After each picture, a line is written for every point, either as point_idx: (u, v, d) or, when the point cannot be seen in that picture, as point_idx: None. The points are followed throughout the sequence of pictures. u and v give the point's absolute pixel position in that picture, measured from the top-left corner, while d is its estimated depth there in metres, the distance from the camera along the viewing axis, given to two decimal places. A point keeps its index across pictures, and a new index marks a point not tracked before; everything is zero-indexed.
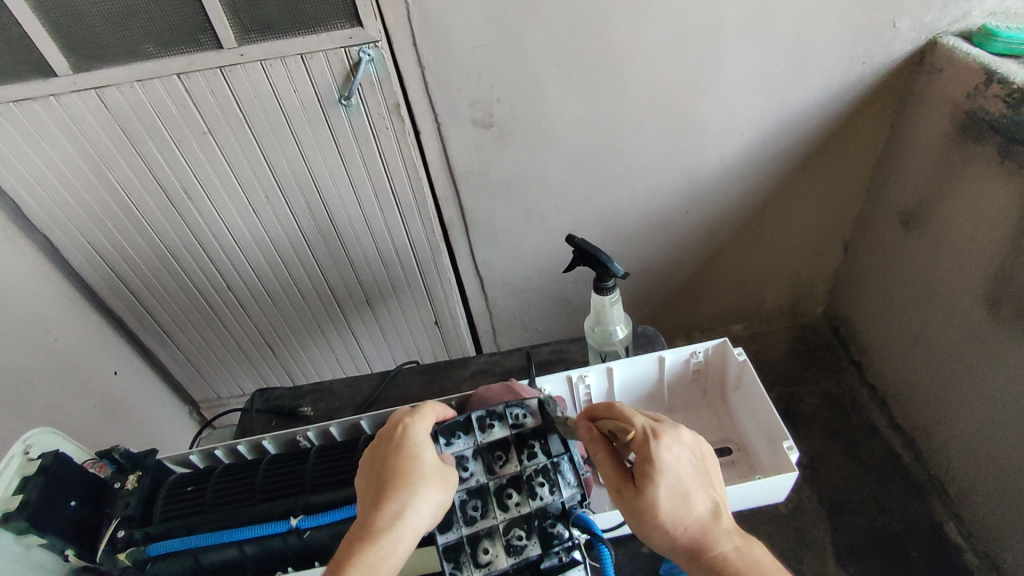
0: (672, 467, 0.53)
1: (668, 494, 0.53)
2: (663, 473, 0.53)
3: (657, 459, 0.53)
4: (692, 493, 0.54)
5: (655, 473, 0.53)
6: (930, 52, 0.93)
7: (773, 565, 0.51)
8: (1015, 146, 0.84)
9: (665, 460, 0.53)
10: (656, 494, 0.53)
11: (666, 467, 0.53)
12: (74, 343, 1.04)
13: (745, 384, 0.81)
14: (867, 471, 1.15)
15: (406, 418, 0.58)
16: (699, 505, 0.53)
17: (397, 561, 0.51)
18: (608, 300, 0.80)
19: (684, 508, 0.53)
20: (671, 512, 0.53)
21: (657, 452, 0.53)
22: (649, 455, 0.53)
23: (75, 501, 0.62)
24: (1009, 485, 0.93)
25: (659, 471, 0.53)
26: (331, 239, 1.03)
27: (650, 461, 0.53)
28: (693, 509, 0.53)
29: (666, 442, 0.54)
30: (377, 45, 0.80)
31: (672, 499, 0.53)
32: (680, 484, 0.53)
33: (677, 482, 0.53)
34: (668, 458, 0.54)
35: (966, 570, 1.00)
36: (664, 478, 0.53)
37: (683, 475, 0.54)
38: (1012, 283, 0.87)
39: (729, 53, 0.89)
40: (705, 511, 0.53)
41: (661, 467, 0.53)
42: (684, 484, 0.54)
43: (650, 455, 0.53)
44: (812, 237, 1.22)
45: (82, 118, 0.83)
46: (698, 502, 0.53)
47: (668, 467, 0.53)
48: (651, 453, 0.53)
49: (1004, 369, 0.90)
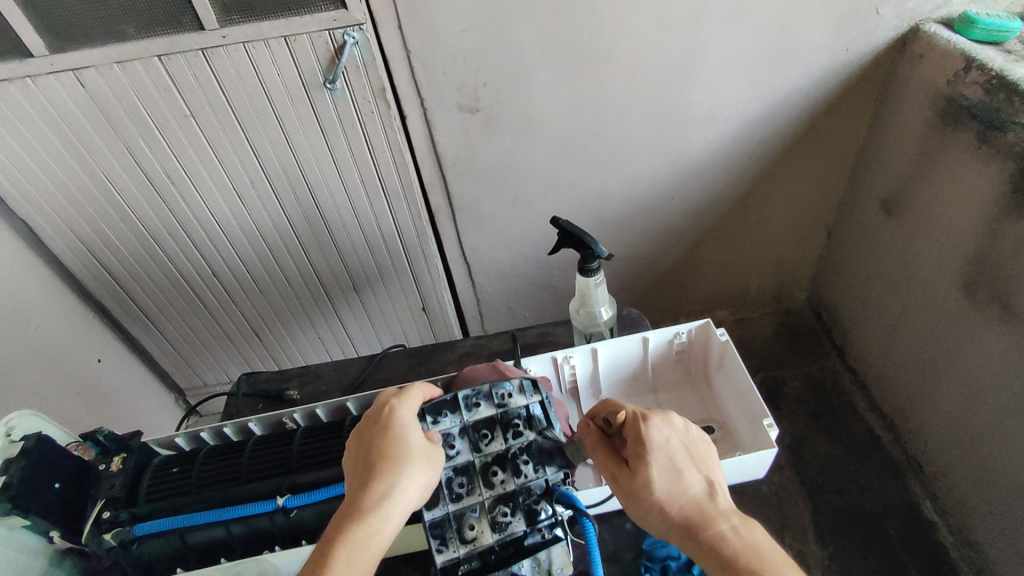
0: (663, 447, 0.55)
1: (661, 474, 0.54)
2: (654, 454, 0.55)
3: (647, 440, 0.55)
4: (685, 474, 0.55)
5: (646, 452, 0.55)
6: (913, 39, 0.94)
7: (771, 544, 0.51)
8: (992, 131, 0.85)
9: (656, 441, 0.55)
10: (649, 474, 0.54)
11: (658, 448, 0.55)
12: (55, 329, 1.03)
13: (727, 364, 0.82)
14: (849, 452, 1.18)
15: (393, 399, 0.58)
16: (692, 484, 0.54)
17: (387, 538, 0.51)
18: (593, 282, 0.81)
19: (678, 487, 0.54)
20: (665, 492, 0.54)
21: (647, 433, 0.55)
22: (639, 436, 0.55)
23: (58, 482, 0.61)
24: (985, 463, 0.95)
25: (650, 451, 0.55)
26: (317, 225, 1.03)
27: (640, 441, 0.55)
28: (686, 489, 0.54)
29: (656, 424, 0.56)
30: (362, 27, 0.79)
31: (666, 479, 0.54)
32: (672, 464, 0.55)
33: (669, 462, 0.55)
34: (658, 439, 0.55)
35: (940, 547, 1.03)
36: (655, 458, 0.54)
37: (675, 457, 0.55)
38: (990, 267, 0.88)
39: (713, 38, 0.89)
40: (700, 490, 0.54)
41: (652, 447, 0.55)
42: (677, 466, 0.55)
43: (641, 436, 0.55)
44: (796, 222, 1.24)
45: (59, 99, 0.81)
46: (691, 481, 0.54)
47: (658, 448, 0.55)
48: (641, 434, 0.55)
49: (979, 350, 0.93)
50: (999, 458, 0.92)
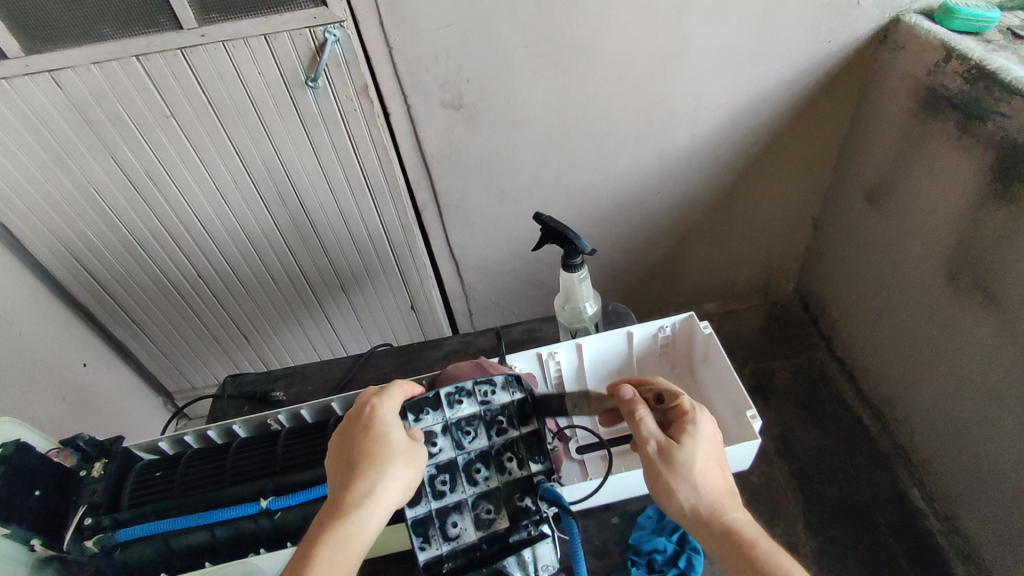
0: (708, 434, 0.56)
1: (703, 455, 0.55)
2: (702, 437, 0.56)
3: (698, 424, 0.56)
4: (716, 464, 0.56)
5: (695, 434, 0.56)
6: (893, 30, 0.95)
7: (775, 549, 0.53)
8: (971, 121, 0.85)
9: (704, 427, 0.57)
10: (693, 451, 0.55)
11: (705, 434, 0.56)
12: (38, 334, 1.02)
13: (711, 357, 0.83)
14: (837, 442, 1.18)
15: (375, 398, 0.58)
16: (720, 476, 0.55)
17: (369, 537, 0.51)
18: (577, 277, 0.81)
19: (710, 471, 0.55)
20: (701, 471, 0.54)
21: (700, 419, 0.57)
22: (691, 419, 0.57)
23: (39, 490, 0.60)
24: (971, 449, 0.96)
25: (699, 434, 0.56)
26: (303, 225, 1.02)
27: (691, 422, 0.56)
28: (714, 476, 0.55)
29: (707, 416, 0.58)
30: (342, 24, 0.79)
31: (704, 461, 0.55)
32: (711, 452, 0.56)
33: (709, 449, 0.56)
34: (707, 427, 0.57)
35: (928, 533, 1.04)
36: (701, 441, 0.55)
37: (713, 447, 0.57)
38: (972, 255, 0.89)
39: (696, 32, 0.90)
40: (725, 484, 0.55)
41: (700, 431, 0.56)
42: (713, 455, 0.56)
43: (692, 418, 0.57)
44: (782, 214, 1.24)
45: (36, 101, 0.80)
46: (720, 473, 0.56)
47: (705, 433, 0.56)
48: (694, 417, 0.57)
49: (962, 338, 0.93)
50: (984, 444, 0.93)
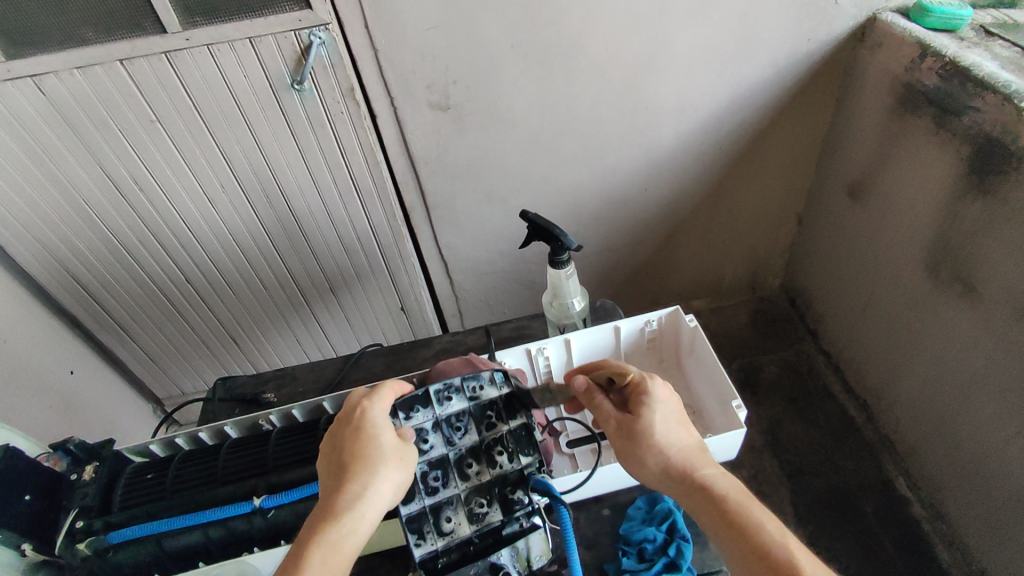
0: (665, 400, 0.59)
1: (663, 420, 0.57)
2: (658, 403, 0.58)
3: (651, 392, 0.59)
4: (679, 427, 0.58)
5: (650, 402, 0.58)
6: (871, 28, 0.96)
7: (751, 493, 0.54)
8: (948, 116, 0.87)
9: (659, 393, 0.59)
10: (652, 419, 0.57)
11: (661, 400, 0.58)
12: (23, 341, 1.01)
13: (697, 350, 0.84)
14: (825, 434, 1.22)
15: (364, 401, 0.58)
16: (688, 437, 0.57)
17: (361, 539, 0.51)
18: (564, 274, 0.82)
19: (674, 435, 0.57)
20: (665, 436, 0.56)
21: (652, 387, 0.59)
22: (644, 389, 0.59)
23: (29, 494, 0.61)
24: (953, 437, 0.98)
25: (654, 401, 0.58)
26: (291, 228, 1.02)
27: (644, 392, 0.59)
28: (682, 437, 0.57)
29: (660, 381, 0.60)
30: (328, 27, 0.79)
31: (665, 425, 0.57)
32: (671, 416, 0.58)
33: (669, 412, 0.58)
34: (660, 393, 0.59)
35: (913, 522, 1.07)
36: (658, 407, 0.58)
37: (674, 411, 0.59)
38: (951, 248, 0.91)
39: (678, 33, 0.91)
40: (693, 442, 0.57)
41: (655, 398, 0.58)
42: (676, 418, 0.58)
43: (645, 388, 0.59)
44: (767, 211, 1.26)
45: (20, 108, 0.80)
46: (685, 433, 0.57)
47: (660, 399, 0.58)
48: (647, 387, 0.59)
49: (942, 328, 0.96)
50: (964, 432, 0.95)
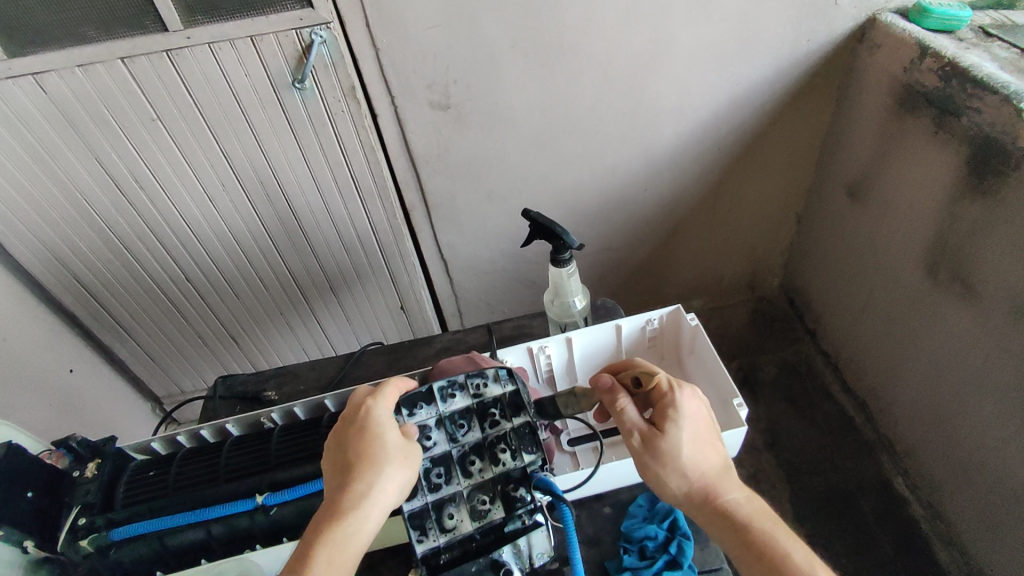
0: (692, 416, 0.58)
1: (689, 438, 0.57)
2: (685, 420, 0.58)
3: (679, 406, 0.58)
4: (704, 444, 0.58)
5: (677, 417, 0.58)
6: (870, 29, 0.97)
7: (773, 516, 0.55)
8: (947, 116, 0.87)
9: (687, 408, 0.58)
10: (679, 437, 0.57)
11: (688, 415, 0.58)
12: (23, 340, 1.01)
13: (698, 348, 0.84)
14: (824, 433, 1.22)
15: (369, 400, 0.58)
16: (712, 456, 0.58)
17: (366, 538, 0.52)
18: (565, 272, 0.82)
19: (699, 453, 0.57)
20: (690, 455, 0.56)
21: (680, 401, 0.58)
22: (671, 403, 0.58)
23: (31, 491, 0.61)
24: (950, 436, 0.99)
25: (681, 417, 0.58)
26: (292, 227, 1.02)
27: (672, 406, 0.58)
28: (705, 456, 0.57)
29: (688, 395, 0.59)
30: (329, 26, 0.79)
31: (691, 443, 0.57)
32: (697, 432, 0.58)
33: (695, 429, 0.58)
34: (688, 408, 0.58)
35: (911, 521, 1.08)
36: (685, 424, 0.57)
37: (699, 426, 0.58)
38: (949, 248, 0.92)
39: (678, 33, 0.91)
40: (717, 462, 0.58)
41: (682, 414, 0.58)
42: (701, 435, 0.58)
43: (672, 402, 0.58)
44: (766, 211, 1.27)
45: (21, 106, 0.80)
46: (711, 450, 0.58)
47: (687, 414, 0.58)
48: (675, 400, 0.58)
49: (940, 328, 0.96)
50: (962, 431, 0.95)
